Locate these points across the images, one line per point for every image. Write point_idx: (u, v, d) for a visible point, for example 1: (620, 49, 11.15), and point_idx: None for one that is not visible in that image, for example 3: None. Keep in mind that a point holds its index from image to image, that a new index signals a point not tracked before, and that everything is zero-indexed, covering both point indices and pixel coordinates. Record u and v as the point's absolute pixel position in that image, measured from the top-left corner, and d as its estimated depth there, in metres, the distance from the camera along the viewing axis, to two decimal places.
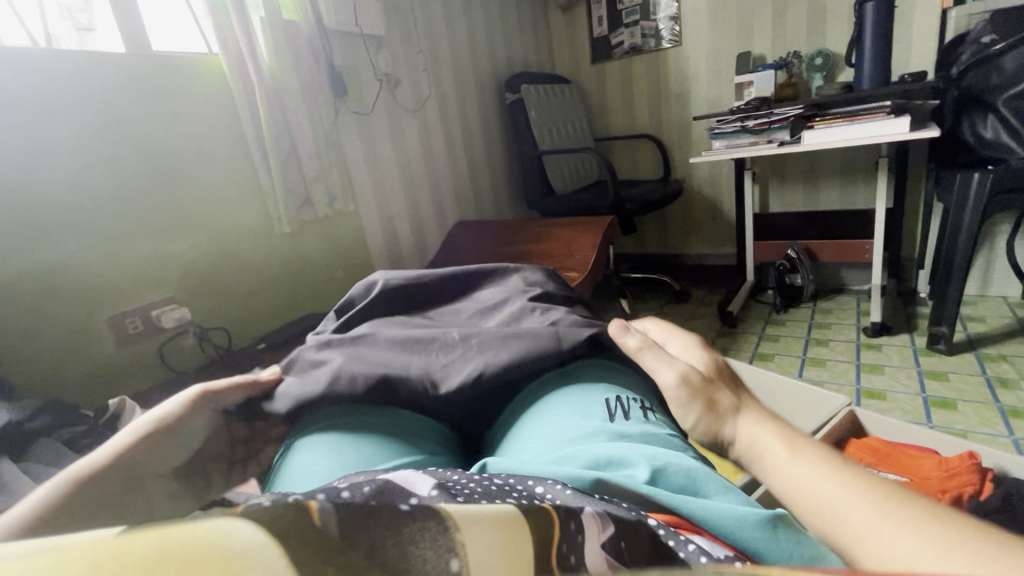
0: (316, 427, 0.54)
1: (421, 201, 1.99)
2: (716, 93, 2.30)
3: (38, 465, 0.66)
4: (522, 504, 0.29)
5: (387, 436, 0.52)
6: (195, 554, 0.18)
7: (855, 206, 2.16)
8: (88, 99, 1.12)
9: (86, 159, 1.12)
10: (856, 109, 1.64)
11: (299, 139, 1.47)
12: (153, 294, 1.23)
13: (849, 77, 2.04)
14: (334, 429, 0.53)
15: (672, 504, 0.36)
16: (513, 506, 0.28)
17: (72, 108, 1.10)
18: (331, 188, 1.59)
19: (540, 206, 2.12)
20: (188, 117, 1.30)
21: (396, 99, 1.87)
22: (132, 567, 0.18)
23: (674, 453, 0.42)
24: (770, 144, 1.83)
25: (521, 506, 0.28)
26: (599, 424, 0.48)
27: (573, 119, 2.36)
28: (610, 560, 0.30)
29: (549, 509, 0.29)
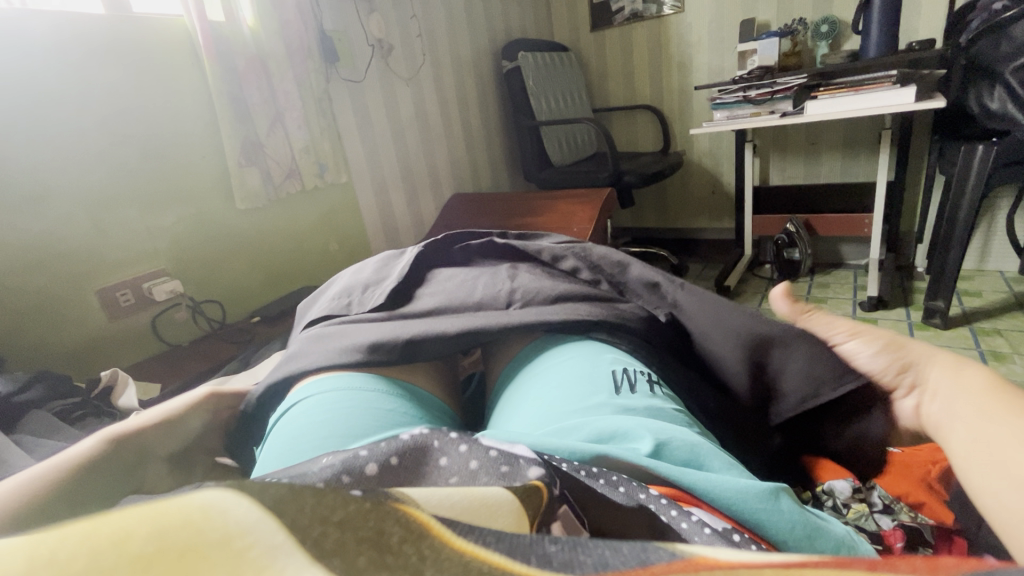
0: (326, 386, 0.51)
1: (415, 172, 1.95)
2: (718, 62, 2.25)
3: (29, 436, 0.66)
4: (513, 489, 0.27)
5: (395, 393, 0.51)
6: (193, 544, 0.17)
7: (856, 179, 2.14)
8: (61, 61, 1.07)
9: (67, 130, 1.08)
10: (861, 79, 1.61)
11: (287, 108, 1.42)
12: (145, 268, 1.22)
13: (855, 46, 1.99)
14: (344, 381, 0.51)
15: (675, 477, 0.34)
16: (502, 490, 0.26)
17: (44, 67, 1.05)
18: (321, 158, 1.55)
19: (537, 178, 2.08)
20: (171, 86, 1.26)
21: (389, 67, 1.81)
22: (128, 559, 0.17)
23: (679, 427, 0.40)
24: (773, 115, 1.79)
25: (511, 491, 0.26)
26: (606, 396, 0.44)
27: (571, 89, 2.30)
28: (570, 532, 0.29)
29: (538, 485, 0.28)
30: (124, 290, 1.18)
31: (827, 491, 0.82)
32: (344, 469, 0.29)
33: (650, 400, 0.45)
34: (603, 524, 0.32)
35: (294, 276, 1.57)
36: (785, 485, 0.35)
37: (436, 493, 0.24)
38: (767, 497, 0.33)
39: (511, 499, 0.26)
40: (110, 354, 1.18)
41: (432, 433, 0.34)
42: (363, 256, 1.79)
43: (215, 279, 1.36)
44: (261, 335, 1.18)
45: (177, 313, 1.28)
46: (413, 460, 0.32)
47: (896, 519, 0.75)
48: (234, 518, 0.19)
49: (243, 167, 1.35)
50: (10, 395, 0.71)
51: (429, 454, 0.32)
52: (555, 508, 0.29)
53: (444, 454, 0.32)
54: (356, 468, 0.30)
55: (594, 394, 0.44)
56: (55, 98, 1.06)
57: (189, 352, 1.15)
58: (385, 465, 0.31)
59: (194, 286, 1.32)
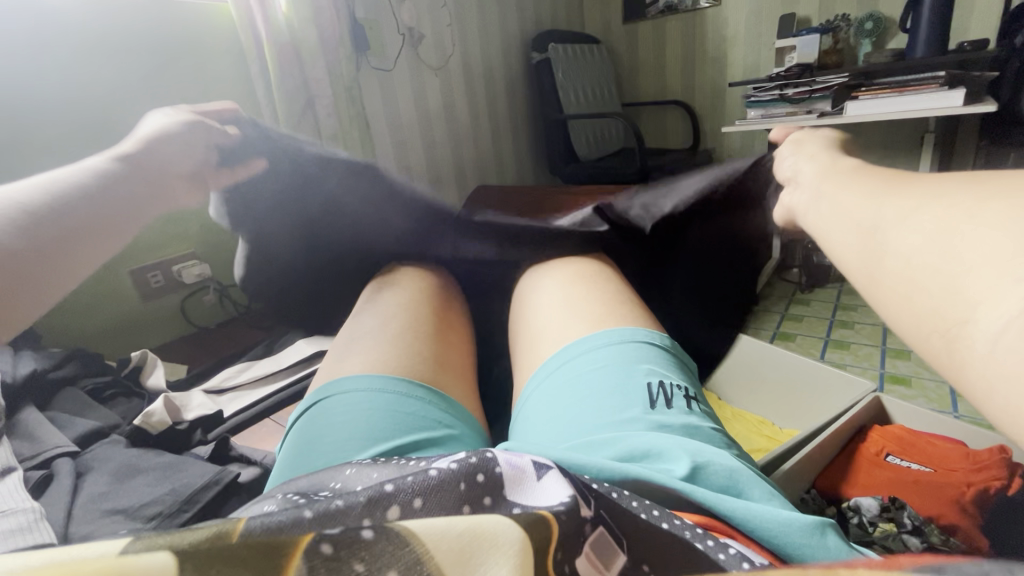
0: (347, 387, 0.50)
1: (440, 161, 1.93)
2: (754, 58, 2.19)
3: (63, 412, 0.69)
4: (522, 517, 0.25)
5: (419, 395, 0.50)
6: None
7: None
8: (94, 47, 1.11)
9: (122, 114, 1.16)
10: (905, 79, 1.55)
11: (318, 95, 1.43)
12: (173, 251, 1.27)
13: (901, 44, 1.90)
14: (366, 379, 0.51)
15: (712, 503, 0.33)
16: (512, 522, 0.24)
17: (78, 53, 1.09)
18: (352, 147, 1.56)
19: (563, 172, 2.06)
20: (203, 72, 1.29)
21: (419, 56, 1.80)
22: None
23: (718, 450, 0.39)
24: (809, 115, 1.74)
25: (521, 520, 0.25)
26: (639, 411, 0.43)
27: (601, 81, 2.26)
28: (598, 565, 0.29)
29: (549, 516, 0.26)
30: (155, 271, 1.24)
31: (852, 507, 0.80)
32: (367, 509, 0.26)
33: (686, 417, 0.43)
34: (639, 552, 0.31)
35: None
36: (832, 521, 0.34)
37: (437, 525, 0.23)
38: (811, 533, 0.32)
39: (519, 531, 0.24)
40: (142, 333, 1.23)
41: (460, 470, 0.29)
42: None
43: None
44: None
45: (205, 296, 1.33)
46: (441, 500, 0.28)
47: (925, 542, 0.73)
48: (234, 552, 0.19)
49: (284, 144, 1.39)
50: (47, 371, 0.73)
51: (455, 499, 0.28)
52: (579, 534, 0.28)
53: (470, 504, 0.28)
54: (380, 505, 0.26)
55: (627, 409, 0.43)
56: (97, 88, 1.12)
57: (215, 336, 1.18)
58: (409, 508, 0.27)
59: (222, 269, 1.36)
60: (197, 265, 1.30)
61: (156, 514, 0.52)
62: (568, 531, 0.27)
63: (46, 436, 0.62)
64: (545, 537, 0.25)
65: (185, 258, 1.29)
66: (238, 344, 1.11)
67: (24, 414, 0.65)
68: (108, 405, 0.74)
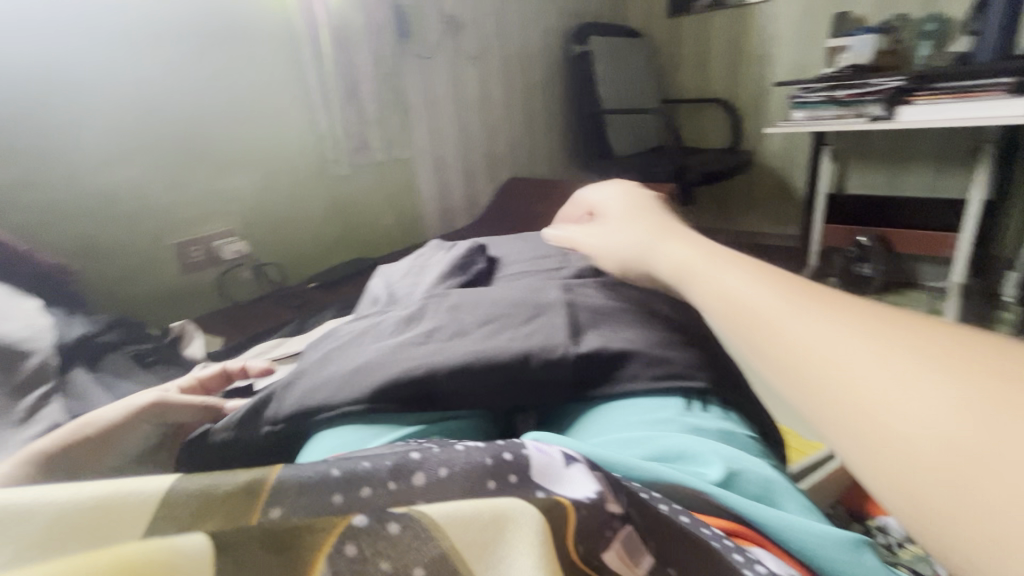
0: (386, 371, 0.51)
1: (474, 151, 1.93)
2: (803, 58, 2.11)
3: (108, 374, 0.72)
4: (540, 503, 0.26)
5: None
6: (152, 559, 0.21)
7: (945, 193, 1.99)
8: (147, 26, 1.15)
9: (169, 94, 1.20)
10: (967, 84, 1.47)
11: (360, 81, 1.44)
12: (214, 227, 1.31)
13: (964, 47, 1.81)
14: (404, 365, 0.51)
15: (745, 510, 0.33)
16: (532, 507, 0.25)
17: (130, 32, 1.13)
18: (389, 132, 1.57)
19: (597, 167, 2.04)
20: (251, 52, 1.32)
21: (459, 46, 1.80)
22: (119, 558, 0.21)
23: (755, 459, 0.39)
24: (859, 118, 1.67)
25: (540, 506, 0.25)
26: (675, 413, 0.43)
27: (640, 77, 2.22)
28: (625, 560, 0.28)
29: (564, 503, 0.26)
30: (198, 245, 1.29)
31: (882, 528, 0.77)
32: (391, 473, 0.27)
33: (723, 422, 0.43)
34: (666, 553, 0.30)
35: (354, 244, 1.62)
36: (870, 540, 0.33)
37: (459, 510, 0.24)
38: (846, 548, 0.32)
39: (539, 517, 0.25)
40: (182, 304, 1.29)
41: (488, 449, 0.30)
42: (418, 232, 1.80)
43: (277, 240, 1.44)
44: (314, 302, 1.20)
45: (241, 272, 1.37)
46: (465, 473, 0.28)
47: None
48: (262, 503, 0.24)
49: None
50: (94, 335, 0.76)
51: (479, 473, 0.28)
52: (604, 534, 0.28)
53: (495, 478, 0.28)
54: (406, 473, 0.27)
55: (662, 410, 0.43)
56: (149, 64, 1.17)
57: (250, 311, 1.22)
58: (434, 478, 0.27)
59: (259, 247, 1.40)
60: (237, 242, 1.35)
61: None
62: (592, 526, 0.27)
63: (90, 395, 0.64)
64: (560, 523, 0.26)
65: (226, 234, 1.34)
66: (270, 321, 1.14)
67: (73, 374, 0.68)
68: (147, 371, 0.77)
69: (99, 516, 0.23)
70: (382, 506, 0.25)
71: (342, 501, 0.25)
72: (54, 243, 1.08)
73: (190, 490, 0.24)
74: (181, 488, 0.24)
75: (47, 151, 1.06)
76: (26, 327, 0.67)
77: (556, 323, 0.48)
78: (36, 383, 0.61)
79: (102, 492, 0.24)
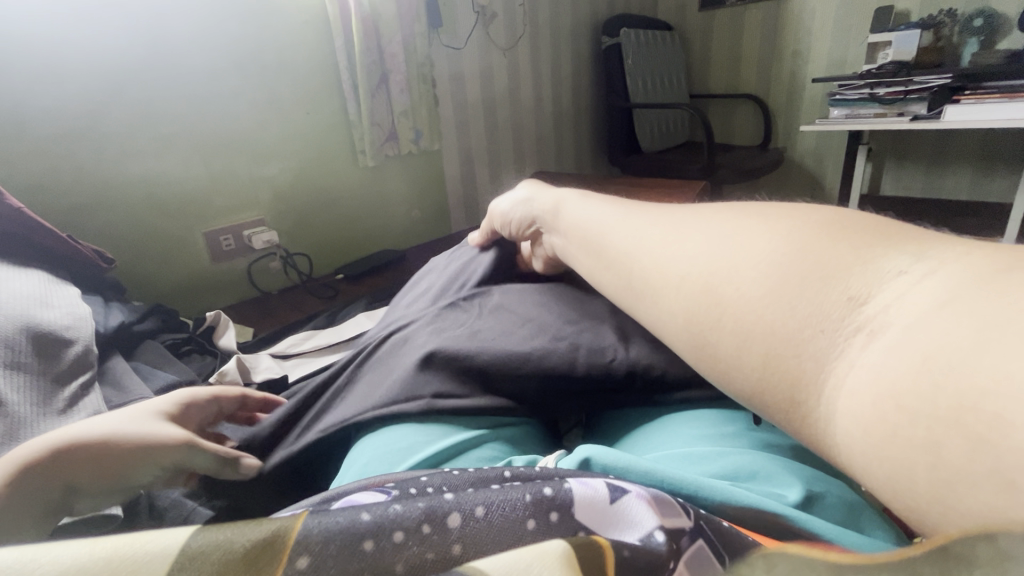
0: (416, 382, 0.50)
1: (501, 144, 1.90)
2: (841, 54, 2.05)
3: (144, 364, 0.72)
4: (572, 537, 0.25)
5: None
6: None
7: (987, 197, 1.92)
8: (182, 12, 1.14)
9: (204, 82, 1.20)
10: (1019, 83, 1.40)
11: (392, 70, 1.42)
12: (244, 216, 1.31)
13: (1015, 44, 1.73)
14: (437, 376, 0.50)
15: (832, 537, 0.31)
16: (563, 539, 0.24)
17: (165, 17, 1.13)
18: (419, 124, 1.55)
19: (624, 164, 2.00)
20: (284, 40, 1.31)
21: (489, 35, 1.77)
22: None
23: (831, 480, 0.36)
24: (901, 117, 1.61)
25: (572, 539, 0.24)
26: (741, 428, 0.40)
27: (670, 71, 2.17)
28: None
29: (599, 540, 0.25)
30: (227, 234, 1.29)
31: None
32: (426, 516, 0.26)
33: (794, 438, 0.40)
34: None
35: (381, 237, 1.61)
36: None
37: (507, 559, 0.22)
38: None
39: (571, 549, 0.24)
40: (212, 293, 1.29)
41: (525, 486, 0.30)
42: (444, 225, 1.79)
43: (306, 231, 1.44)
44: (343, 294, 1.20)
45: (271, 262, 1.37)
46: (503, 514, 0.28)
47: None
48: (287, 555, 0.23)
49: None
50: (131, 324, 0.76)
51: (519, 514, 0.28)
52: (665, 565, 0.26)
53: (534, 517, 0.28)
54: (438, 517, 0.26)
55: (729, 424, 0.41)
56: (184, 51, 1.16)
57: (279, 301, 1.22)
58: (470, 518, 0.27)
59: (288, 238, 1.40)
60: (267, 232, 1.34)
61: None
62: (646, 564, 0.26)
63: (130, 385, 0.64)
64: (600, 557, 0.24)
65: (255, 224, 1.33)
66: (299, 312, 1.14)
67: (112, 363, 0.68)
68: (183, 361, 0.77)
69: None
70: (415, 554, 0.25)
71: (374, 549, 0.24)
72: (89, 229, 1.09)
73: (208, 543, 0.22)
74: (200, 539, 0.22)
75: (84, 137, 1.06)
76: (67, 315, 0.67)
77: (603, 333, 0.47)
78: (77, 372, 0.61)
79: (112, 551, 0.21)
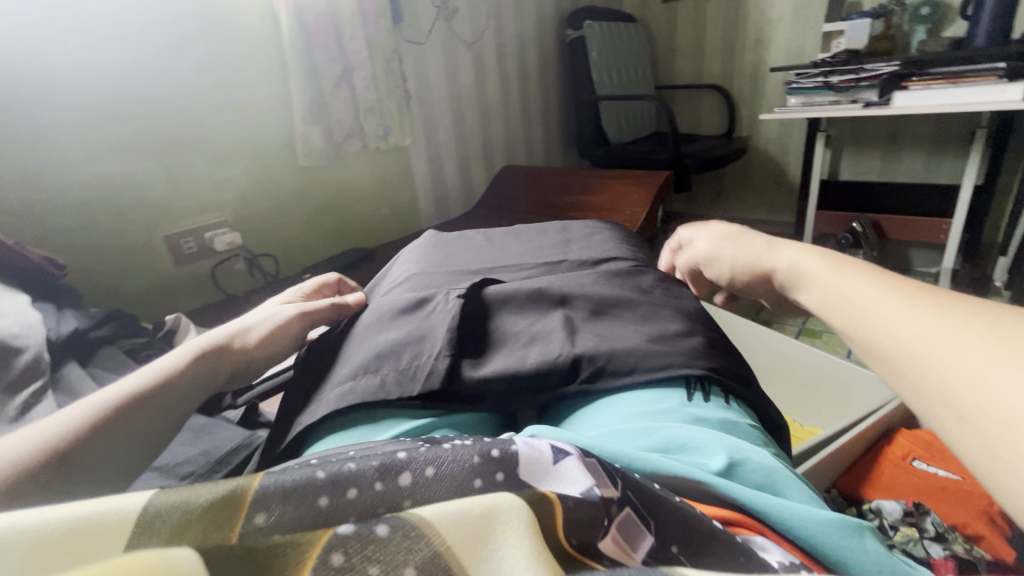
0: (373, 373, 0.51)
1: (468, 139, 1.90)
2: (799, 44, 2.10)
3: (101, 370, 0.71)
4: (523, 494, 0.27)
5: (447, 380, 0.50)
6: None
7: (938, 180, 2.00)
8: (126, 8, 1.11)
9: (157, 82, 1.18)
10: (962, 70, 1.47)
11: (354, 68, 1.41)
12: (207, 218, 1.30)
13: (959, 31, 1.80)
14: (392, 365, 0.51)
15: (746, 501, 0.33)
16: (513, 495, 0.27)
17: (110, 13, 1.09)
18: (387, 120, 1.54)
19: (592, 156, 2.03)
20: (237, 37, 1.28)
21: (452, 30, 1.77)
22: None
23: (754, 447, 0.39)
24: (854, 104, 1.67)
25: (520, 496, 0.27)
26: (676, 405, 0.43)
27: (635, 63, 2.20)
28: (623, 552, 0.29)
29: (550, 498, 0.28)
30: (189, 237, 1.27)
31: (874, 510, 0.79)
32: (379, 473, 0.28)
33: (724, 412, 0.43)
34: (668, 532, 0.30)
35: (349, 235, 1.61)
36: (872, 527, 0.34)
37: (452, 511, 0.25)
38: (848, 533, 0.32)
39: (517, 504, 0.26)
40: (174, 297, 1.28)
41: (475, 445, 0.31)
42: (413, 222, 1.79)
43: (272, 232, 1.43)
44: None
45: (235, 264, 1.36)
46: (452, 472, 0.29)
47: (948, 549, 0.71)
48: (245, 509, 0.25)
49: (306, 125, 1.37)
50: (87, 331, 0.75)
51: (467, 471, 0.29)
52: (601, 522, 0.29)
53: (480, 476, 0.30)
54: (391, 473, 0.28)
55: (665, 400, 0.43)
56: (136, 51, 1.14)
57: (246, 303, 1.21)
58: (420, 478, 0.29)
59: (254, 240, 1.39)
60: (230, 233, 1.33)
61: (189, 474, 0.51)
62: (586, 518, 0.28)
63: (85, 391, 0.64)
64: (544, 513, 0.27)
65: (219, 226, 1.32)
66: None
67: (67, 369, 0.68)
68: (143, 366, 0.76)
69: (79, 534, 0.24)
70: (369, 508, 0.27)
71: (330, 505, 0.26)
72: (44, 236, 1.07)
73: (169, 502, 0.25)
74: (157, 503, 0.25)
75: (34, 143, 1.03)
76: (17, 322, 0.66)
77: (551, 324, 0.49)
78: (28, 379, 0.60)
79: (84, 508, 0.25)
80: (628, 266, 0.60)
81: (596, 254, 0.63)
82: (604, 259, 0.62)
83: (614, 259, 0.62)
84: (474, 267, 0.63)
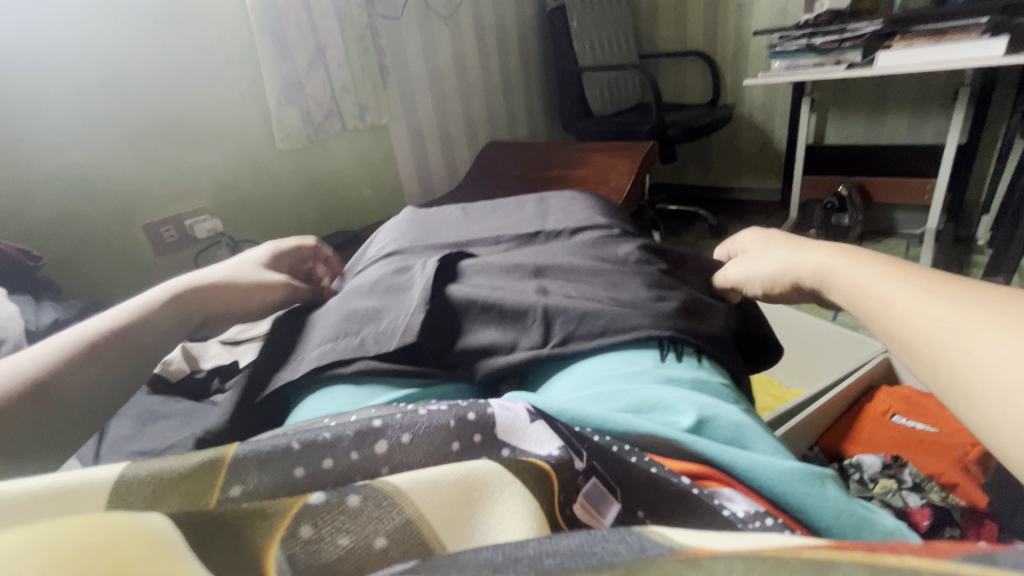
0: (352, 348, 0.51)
1: (450, 116, 1.87)
2: (782, 6, 2.07)
3: None
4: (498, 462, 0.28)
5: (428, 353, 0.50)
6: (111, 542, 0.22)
7: (923, 140, 2.00)
8: None
9: (123, 68, 1.14)
10: (943, 27, 1.46)
11: (328, 45, 1.38)
12: (185, 206, 1.28)
13: None
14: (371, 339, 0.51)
15: (714, 455, 0.34)
16: (488, 463, 0.28)
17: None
18: (364, 99, 1.51)
19: (576, 128, 2.01)
20: (203, 17, 1.24)
21: (428, 3, 1.72)
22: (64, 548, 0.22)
23: (723, 404, 0.40)
24: (837, 66, 1.65)
25: (495, 465, 0.28)
26: (649, 366, 0.44)
27: (618, 31, 2.16)
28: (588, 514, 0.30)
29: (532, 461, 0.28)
30: (169, 226, 1.25)
31: (855, 464, 0.81)
32: (355, 440, 0.28)
33: (696, 372, 0.44)
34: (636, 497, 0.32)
35: (333, 218, 1.59)
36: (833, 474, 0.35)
37: (428, 480, 0.26)
38: (810, 482, 0.33)
39: (492, 471, 0.27)
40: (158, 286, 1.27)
41: (450, 411, 0.31)
42: (398, 202, 1.77)
43: (254, 218, 1.41)
44: None
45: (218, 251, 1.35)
46: (428, 437, 0.30)
47: (924, 497, 0.74)
48: (221, 478, 0.26)
49: (282, 106, 1.34)
50: (67, 322, 0.75)
51: (444, 436, 0.30)
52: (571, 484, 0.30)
53: (457, 440, 0.30)
54: (367, 439, 0.28)
55: (638, 362, 0.44)
56: (98, 35, 1.10)
57: None
58: (397, 444, 0.29)
59: (236, 227, 1.38)
60: (210, 220, 1.31)
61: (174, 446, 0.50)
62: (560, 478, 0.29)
63: None
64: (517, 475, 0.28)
65: (199, 213, 1.30)
66: None
67: None
68: None
69: (54, 505, 0.24)
70: (345, 475, 0.27)
71: (306, 474, 0.26)
72: (19, 231, 1.05)
73: (142, 475, 0.25)
74: (133, 474, 0.25)
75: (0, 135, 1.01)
76: None
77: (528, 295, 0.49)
78: None
79: (55, 482, 0.25)
80: (604, 236, 0.60)
81: (573, 223, 0.63)
82: (582, 228, 0.62)
83: (592, 228, 0.62)
84: (452, 241, 0.62)
